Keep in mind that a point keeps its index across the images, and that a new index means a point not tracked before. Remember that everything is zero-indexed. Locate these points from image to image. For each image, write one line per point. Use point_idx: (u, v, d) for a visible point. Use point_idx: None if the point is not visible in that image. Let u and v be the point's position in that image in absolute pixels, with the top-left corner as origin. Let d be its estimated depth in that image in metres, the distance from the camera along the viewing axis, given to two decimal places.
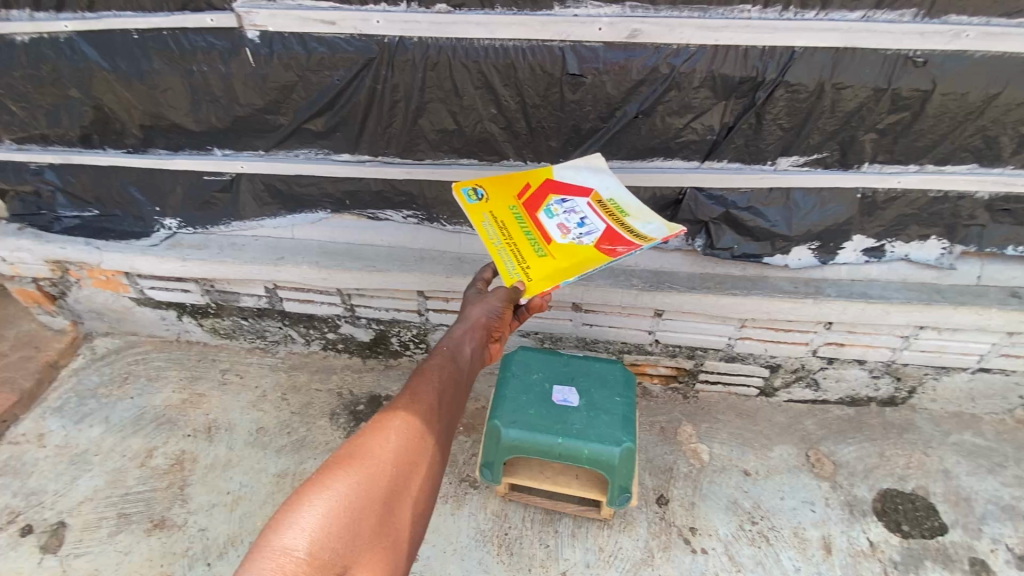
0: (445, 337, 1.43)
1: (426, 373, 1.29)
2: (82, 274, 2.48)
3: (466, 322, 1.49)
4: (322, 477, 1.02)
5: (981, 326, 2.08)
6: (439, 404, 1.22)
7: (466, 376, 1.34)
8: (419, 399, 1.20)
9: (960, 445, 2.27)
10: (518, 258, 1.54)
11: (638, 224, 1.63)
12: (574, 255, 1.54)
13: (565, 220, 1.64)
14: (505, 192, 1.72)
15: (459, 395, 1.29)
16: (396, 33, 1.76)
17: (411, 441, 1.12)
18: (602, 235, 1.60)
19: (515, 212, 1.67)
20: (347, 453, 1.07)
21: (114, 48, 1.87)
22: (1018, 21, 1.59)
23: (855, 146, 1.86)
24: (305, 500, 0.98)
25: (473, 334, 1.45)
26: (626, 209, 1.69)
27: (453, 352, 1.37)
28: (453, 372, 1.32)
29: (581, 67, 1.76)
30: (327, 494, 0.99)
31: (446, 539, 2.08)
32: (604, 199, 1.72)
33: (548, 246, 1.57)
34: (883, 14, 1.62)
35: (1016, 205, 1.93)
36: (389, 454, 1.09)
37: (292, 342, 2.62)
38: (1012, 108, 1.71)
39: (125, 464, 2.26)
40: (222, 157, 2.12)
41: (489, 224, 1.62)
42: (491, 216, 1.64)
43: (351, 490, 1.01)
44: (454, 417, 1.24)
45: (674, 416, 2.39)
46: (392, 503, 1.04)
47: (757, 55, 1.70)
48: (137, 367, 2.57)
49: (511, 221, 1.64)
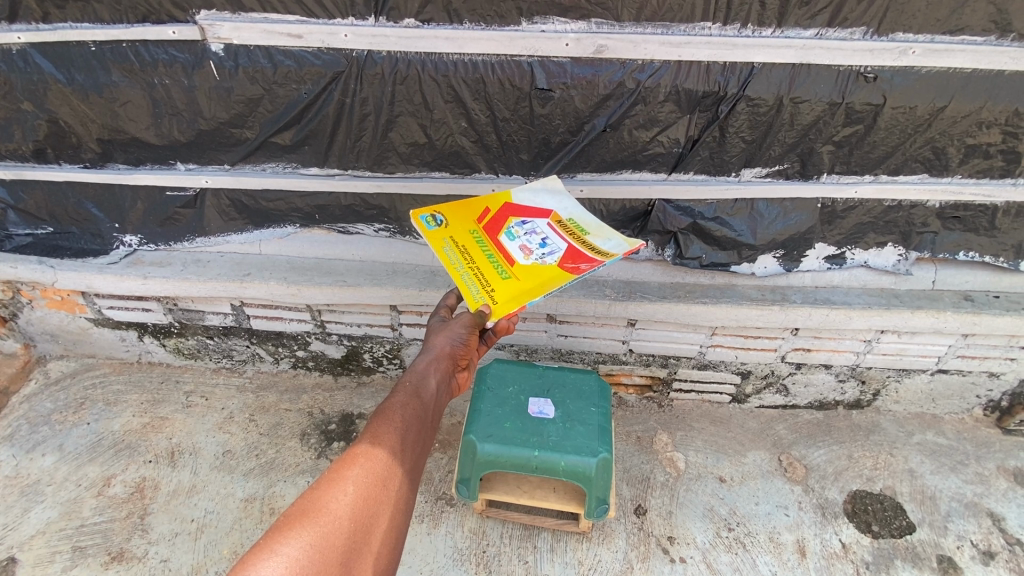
0: (413, 365, 1.39)
1: (389, 412, 1.22)
2: (36, 294, 2.38)
3: (432, 352, 1.45)
4: (270, 541, 0.94)
5: (938, 329, 2.16)
6: (402, 446, 1.15)
7: (431, 411, 1.30)
8: (381, 442, 1.14)
9: (923, 445, 2.34)
10: (481, 280, 1.53)
11: (599, 242, 1.64)
12: (536, 275, 1.54)
13: (526, 240, 1.64)
14: (464, 218, 1.72)
15: (424, 433, 1.23)
16: (364, 47, 1.76)
17: (370, 493, 1.05)
18: (564, 254, 1.60)
19: (475, 236, 1.66)
20: (298, 509, 1.00)
21: (70, 59, 1.81)
22: (960, 39, 1.68)
23: (814, 158, 1.93)
24: (252, 568, 0.90)
25: (441, 365, 1.41)
26: (585, 228, 1.69)
27: (419, 384, 1.32)
28: (417, 410, 1.26)
29: (549, 82, 1.79)
30: (276, 561, 0.91)
31: (423, 559, 2.03)
32: (563, 220, 1.73)
33: (511, 268, 1.57)
34: (834, 32, 1.69)
35: (966, 212, 2.03)
36: (346, 508, 1.02)
37: (260, 361, 2.54)
38: (957, 120, 1.80)
39: (81, 494, 2.14)
40: (185, 172, 2.07)
41: (450, 249, 1.61)
42: (452, 241, 1.64)
43: (302, 555, 0.94)
44: (418, 460, 1.17)
45: (649, 426, 2.40)
46: (349, 563, 0.97)
47: (719, 70, 1.76)
48: (94, 392, 2.46)
49: (472, 246, 1.63)
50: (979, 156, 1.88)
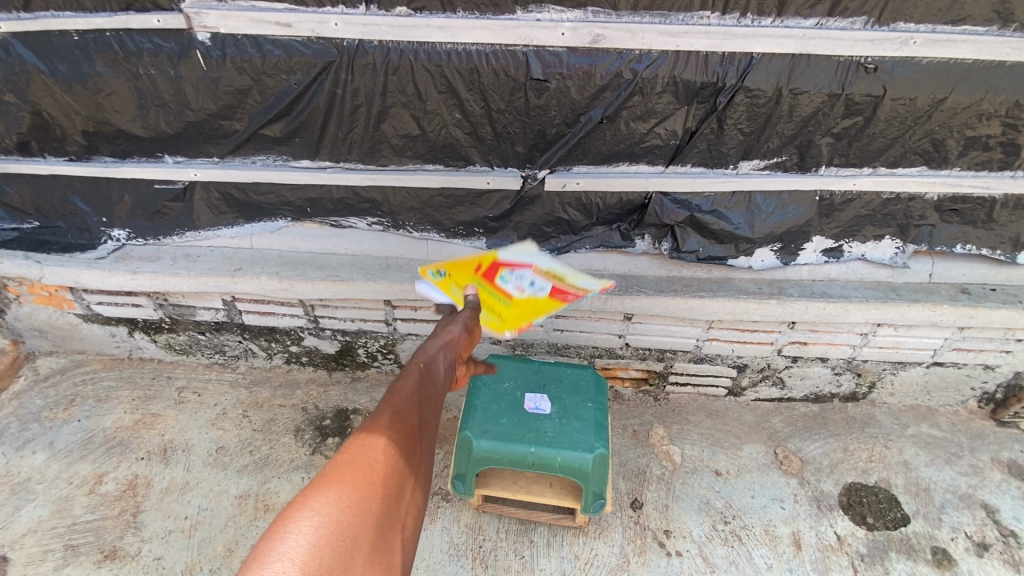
0: (420, 352, 1.38)
1: (403, 392, 1.20)
2: (22, 289, 2.34)
3: (437, 341, 1.45)
4: (308, 495, 0.88)
5: (934, 321, 2.16)
6: (419, 425, 1.13)
7: (439, 396, 1.28)
8: (401, 419, 1.11)
9: (917, 437, 2.35)
10: (488, 310, 1.71)
11: (579, 283, 1.79)
12: (534, 310, 1.71)
13: (515, 283, 1.79)
14: (464, 264, 1.87)
15: (435, 417, 1.22)
16: (355, 36, 1.72)
17: (400, 462, 1.01)
18: (554, 287, 1.78)
19: (477, 278, 1.82)
20: (331, 473, 0.93)
21: (52, 49, 1.76)
22: (962, 29, 1.65)
23: (813, 150, 1.90)
24: (293, 519, 0.83)
25: (446, 355, 1.41)
26: (562, 273, 1.81)
27: (428, 370, 1.31)
28: (429, 393, 1.24)
29: (545, 72, 1.75)
30: (317, 515, 0.85)
31: (418, 555, 2.02)
32: (544, 267, 1.82)
33: (512, 300, 1.75)
34: (835, 21, 1.66)
35: (964, 204, 2.01)
36: (378, 472, 0.97)
37: (252, 356, 2.52)
38: (957, 112, 1.78)
39: (72, 492, 2.12)
40: (173, 165, 2.02)
41: (457, 290, 1.76)
42: (458, 284, 1.79)
43: (343, 511, 0.88)
44: (431, 444, 1.15)
45: (645, 420, 2.40)
46: (385, 528, 0.92)
47: (717, 60, 1.72)
48: (84, 389, 2.43)
49: (476, 286, 1.79)
50: (978, 148, 1.86)
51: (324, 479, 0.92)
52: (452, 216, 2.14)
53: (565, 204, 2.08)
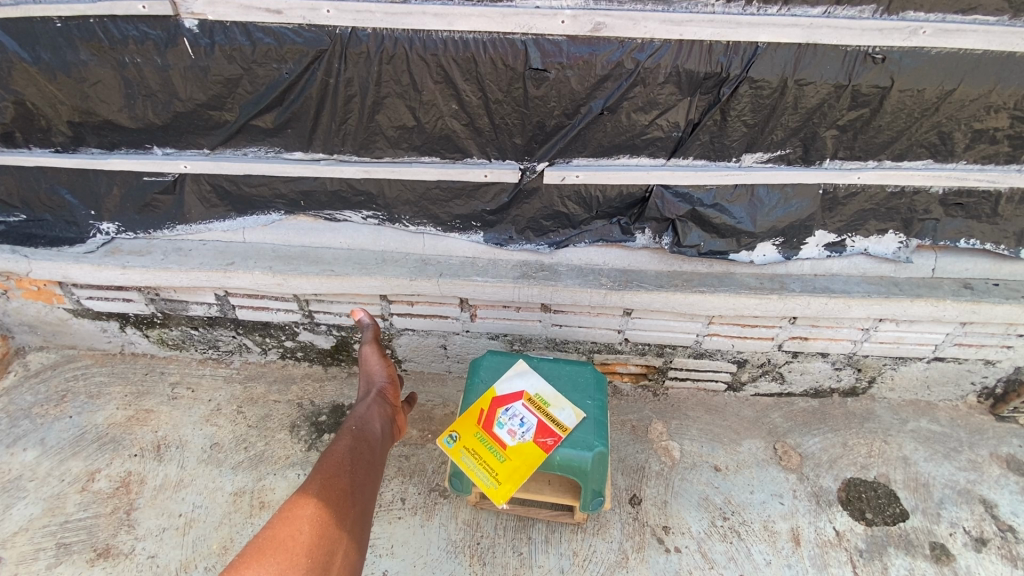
0: (351, 417, 1.51)
1: (335, 455, 1.35)
2: (10, 284, 2.29)
3: (367, 396, 1.63)
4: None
5: (936, 317, 2.14)
6: (351, 488, 1.28)
7: (377, 452, 1.44)
8: (331, 486, 1.26)
9: (917, 432, 2.34)
10: (488, 467, 1.83)
11: (561, 413, 1.89)
12: (526, 462, 1.81)
13: (509, 426, 1.88)
14: (468, 423, 1.90)
15: (371, 471, 1.37)
16: (348, 23, 1.66)
17: (324, 530, 1.17)
18: (545, 432, 1.85)
19: (482, 438, 1.88)
20: (256, 549, 1.11)
21: (34, 37, 1.70)
22: (971, 18, 1.62)
23: (818, 143, 1.86)
24: None
25: (376, 412, 1.56)
26: (549, 397, 1.92)
27: (361, 429, 1.46)
28: (364, 450, 1.40)
29: (544, 62, 1.70)
30: None
31: (416, 552, 2.02)
32: (532, 395, 1.93)
33: (508, 455, 1.84)
34: (843, 10, 1.61)
35: (968, 199, 1.98)
36: (303, 543, 1.13)
37: (247, 351, 2.48)
38: (965, 104, 1.74)
39: (65, 489, 2.10)
40: (162, 156, 1.97)
41: (467, 457, 1.85)
42: (466, 448, 1.87)
43: None
44: (368, 500, 1.30)
45: (644, 415, 2.39)
46: None
47: (722, 50, 1.68)
48: (76, 385, 2.40)
49: (481, 448, 1.86)
50: (985, 141, 1.83)
51: (251, 553, 1.10)
52: (450, 210, 2.09)
53: (564, 196, 2.03)
